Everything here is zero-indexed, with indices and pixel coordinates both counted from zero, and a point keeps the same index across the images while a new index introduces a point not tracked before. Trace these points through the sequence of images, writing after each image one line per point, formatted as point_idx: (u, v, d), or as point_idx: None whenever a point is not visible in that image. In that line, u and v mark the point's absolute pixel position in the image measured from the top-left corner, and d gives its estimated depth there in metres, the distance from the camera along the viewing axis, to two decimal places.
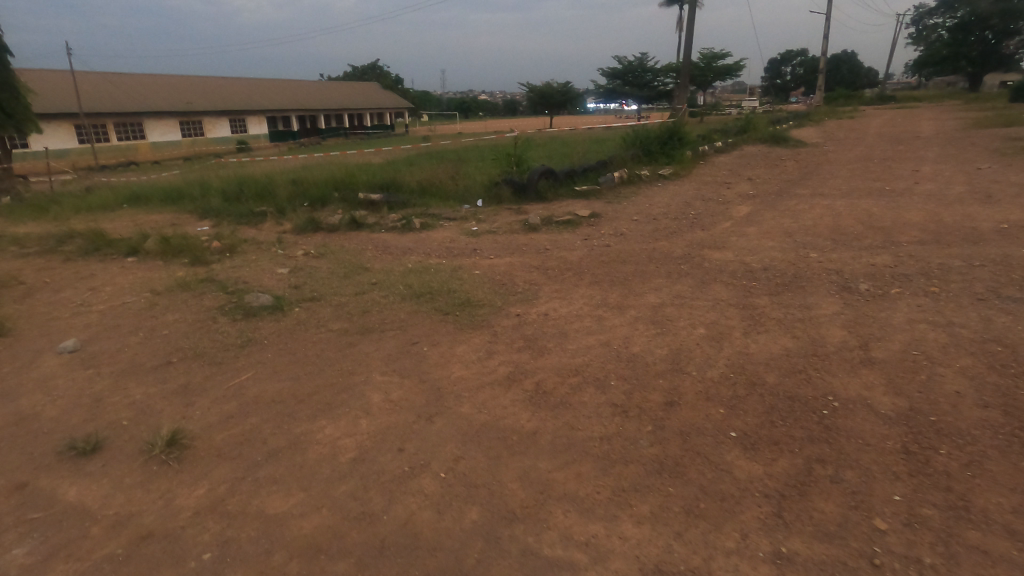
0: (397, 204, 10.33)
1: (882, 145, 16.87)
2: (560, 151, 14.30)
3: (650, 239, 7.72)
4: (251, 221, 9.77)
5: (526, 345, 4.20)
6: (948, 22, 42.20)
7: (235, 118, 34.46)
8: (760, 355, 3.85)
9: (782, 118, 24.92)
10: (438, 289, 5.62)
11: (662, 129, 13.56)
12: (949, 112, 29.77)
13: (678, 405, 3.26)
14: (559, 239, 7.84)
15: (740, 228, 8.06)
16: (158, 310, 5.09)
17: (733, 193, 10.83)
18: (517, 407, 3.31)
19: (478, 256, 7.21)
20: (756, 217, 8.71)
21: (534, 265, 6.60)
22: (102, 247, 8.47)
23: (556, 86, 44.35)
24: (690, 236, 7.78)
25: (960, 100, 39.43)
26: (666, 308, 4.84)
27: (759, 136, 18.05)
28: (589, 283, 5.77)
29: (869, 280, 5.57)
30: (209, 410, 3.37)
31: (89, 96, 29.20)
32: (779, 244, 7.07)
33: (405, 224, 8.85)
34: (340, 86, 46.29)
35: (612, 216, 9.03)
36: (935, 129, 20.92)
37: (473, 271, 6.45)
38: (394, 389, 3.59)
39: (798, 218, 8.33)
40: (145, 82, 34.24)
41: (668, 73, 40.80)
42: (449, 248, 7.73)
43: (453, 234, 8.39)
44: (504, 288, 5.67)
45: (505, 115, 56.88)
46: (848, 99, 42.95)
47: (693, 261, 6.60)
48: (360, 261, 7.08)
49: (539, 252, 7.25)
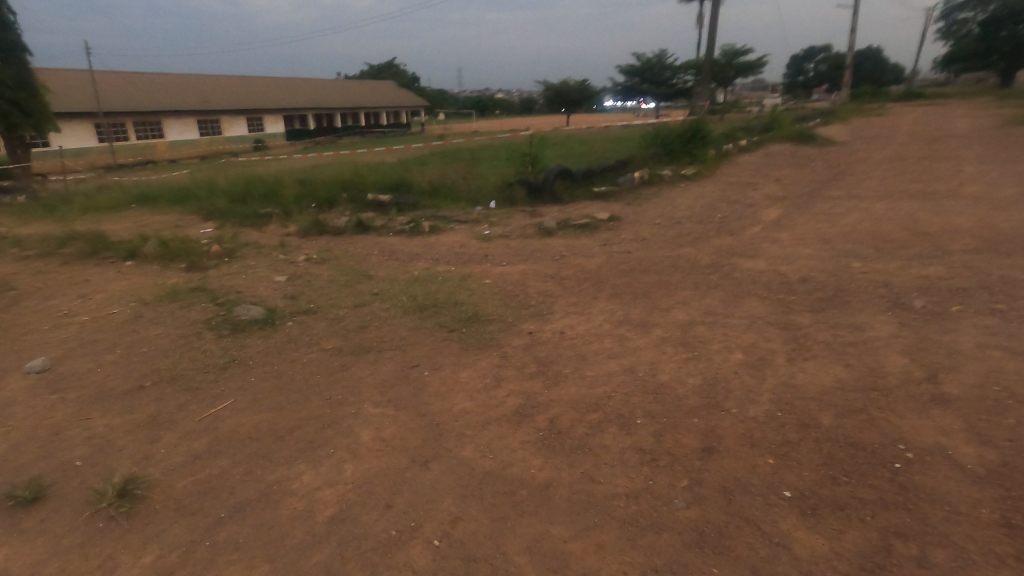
0: (407, 205, 9.92)
1: (916, 144, 16.05)
2: (577, 150, 13.79)
3: (673, 245, 7.19)
4: (255, 223, 9.43)
5: (538, 371, 3.72)
6: (978, 16, 40.73)
7: (251, 117, 34.44)
8: (810, 388, 3.32)
9: (807, 115, 24.09)
10: (444, 301, 5.16)
11: (684, 128, 12.97)
12: (984, 109, 28.54)
13: (717, 453, 2.76)
14: (576, 245, 7.35)
15: (771, 234, 7.49)
16: (140, 323, 4.72)
17: (760, 195, 10.23)
18: (527, 452, 2.84)
19: (489, 263, 6.75)
20: (787, 221, 8.12)
21: (548, 274, 6.12)
22: (102, 250, 8.18)
23: (573, 83, 43.63)
24: (717, 242, 7.23)
25: (992, 96, 38.03)
26: (696, 327, 4.33)
27: (784, 134, 17.33)
28: (609, 296, 5.26)
29: (923, 294, 5.00)
30: (175, 448, 2.95)
31: (107, 95, 29.37)
32: (816, 252, 6.49)
33: (413, 228, 8.43)
34: (356, 85, 46.16)
35: (632, 220, 8.50)
36: (971, 126, 19.97)
37: (483, 281, 5.99)
38: (387, 425, 3.14)
39: (835, 222, 7.73)
40: (163, 81, 34.38)
41: (687, 69, 39.91)
42: (459, 253, 7.28)
43: (463, 239, 7.94)
44: (515, 301, 5.19)
45: (520, 114, 56.49)
46: (873, 96, 41.67)
47: (721, 270, 6.07)
48: (363, 268, 6.66)
49: (555, 259, 6.76)
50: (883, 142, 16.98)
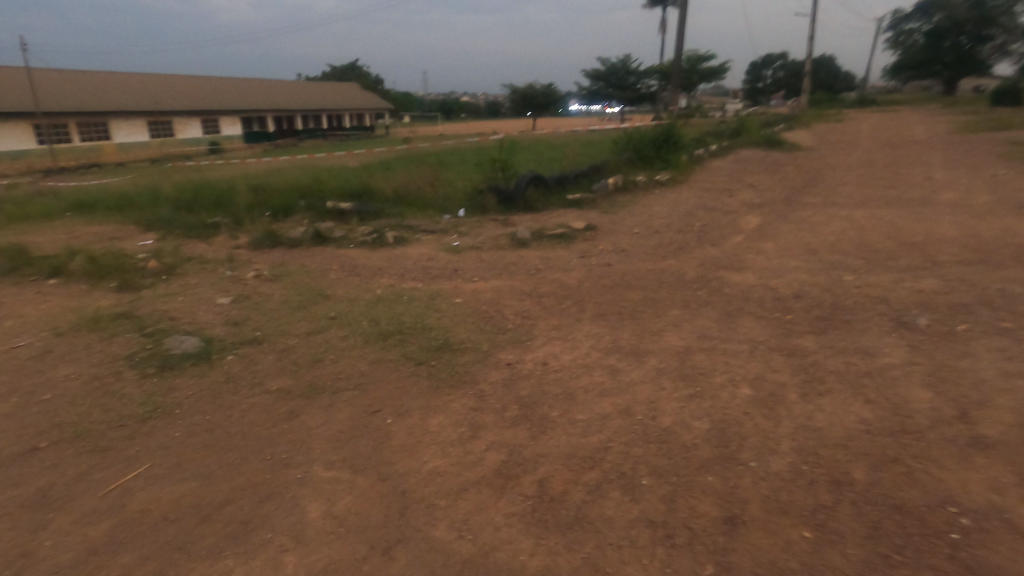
0: (370, 214, 9.29)
1: (878, 150, 16.27)
2: (547, 155, 13.37)
3: (655, 257, 6.79)
4: (202, 234, 8.64)
5: (522, 415, 3.21)
6: (924, 27, 42.38)
7: (206, 118, 32.93)
8: (834, 432, 2.91)
9: (772, 120, 24.38)
10: (411, 326, 4.61)
11: (657, 132, 12.70)
12: (936, 115, 29.57)
13: (741, 526, 2.31)
14: (552, 257, 6.89)
15: (754, 244, 7.20)
16: (48, 361, 3.99)
17: (737, 202, 10.00)
18: (515, 530, 2.33)
19: (460, 279, 6.22)
20: (768, 230, 7.84)
21: (525, 291, 5.62)
22: (22, 266, 7.29)
23: (539, 86, 43.46)
24: (699, 253, 6.88)
25: (940, 103, 39.61)
26: (693, 355, 3.89)
27: (753, 138, 17.35)
28: (593, 317, 4.80)
29: (925, 311, 4.71)
30: (66, 540, 2.33)
31: (47, 95, 27.56)
32: (804, 264, 6.19)
33: (376, 239, 7.81)
34: (317, 86, 44.85)
35: (609, 229, 8.09)
36: (928, 133, 20.48)
37: (453, 300, 5.45)
38: (342, 495, 2.57)
39: (817, 231, 7.49)
40: (109, 80, 32.52)
41: (653, 74, 40.21)
42: (427, 267, 6.72)
43: (430, 251, 7.37)
44: (490, 325, 4.67)
45: (486, 117, 56.08)
46: (830, 102, 42.89)
47: (709, 285, 5.70)
48: (320, 286, 6.03)
49: (530, 274, 6.27)
50: (848, 148, 17.16)
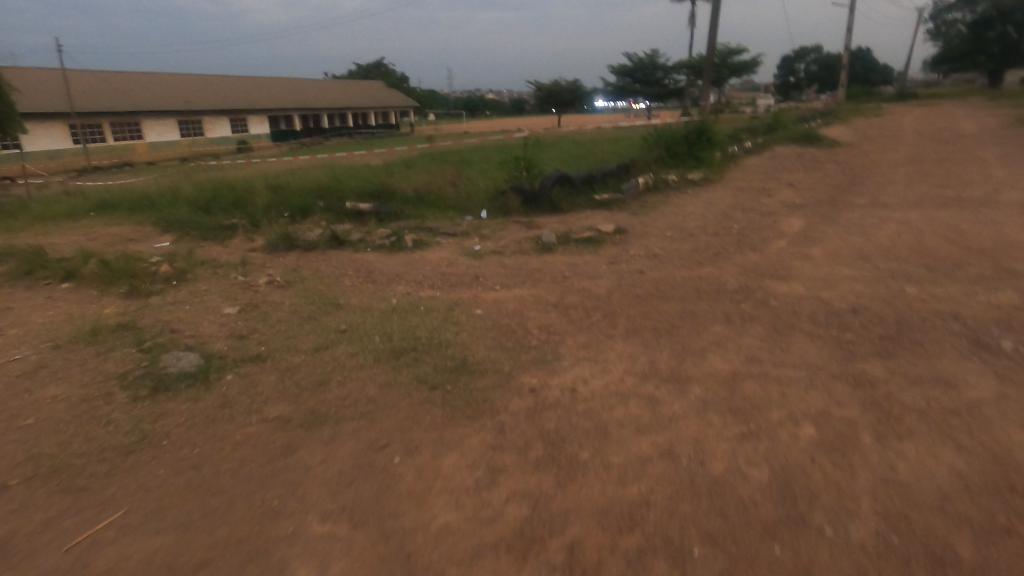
0: (389, 215, 8.98)
1: (925, 146, 15.35)
2: (572, 153, 12.89)
3: (690, 264, 6.30)
4: (218, 235, 8.44)
5: (548, 455, 2.80)
6: (968, 16, 40.45)
7: (234, 117, 33.23)
8: (922, 489, 2.44)
9: (808, 115, 23.41)
10: (426, 343, 4.23)
11: (689, 128, 12.12)
12: (983, 108, 28.12)
13: None
14: (579, 263, 6.46)
15: (799, 249, 6.65)
16: (38, 378, 3.72)
17: (776, 202, 9.40)
18: None
19: (481, 286, 5.84)
20: (814, 233, 7.26)
21: (551, 302, 5.20)
22: (37, 269, 7.15)
23: (564, 82, 42.86)
24: (740, 259, 6.37)
25: (985, 96, 37.75)
26: (743, 382, 3.42)
27: (790, 134, 16.57)
28: (626, 334, 4.35)
29: (1006, 330, 4.15)
30: None
31: (81, 95, 28.10)
32: (858, 273, 5.64)
33: (394, 242, 7.47)
34: (343, 84, 45.01)
35: (640, 232, 7.61)
36: (977, 127, 19.34)
37: (473, 311, 5.06)
38: (339, 558, 2.21)
39: (869, 235, 6.90)
40: (141, 80, 33.04)
41: (681, 68, 39.22)
42: (446, 273, 6.36)
43: (450, 255, 7.00)
44: (513, 341, 4.27)
45: (510, 114, 55.70)
46: (866, 95, 41.24)
47: (753, 295, 5.20)
48: (333, 295, 5.71)
49: (556, 282, 5.85)
50: (892, 143, 16.25)
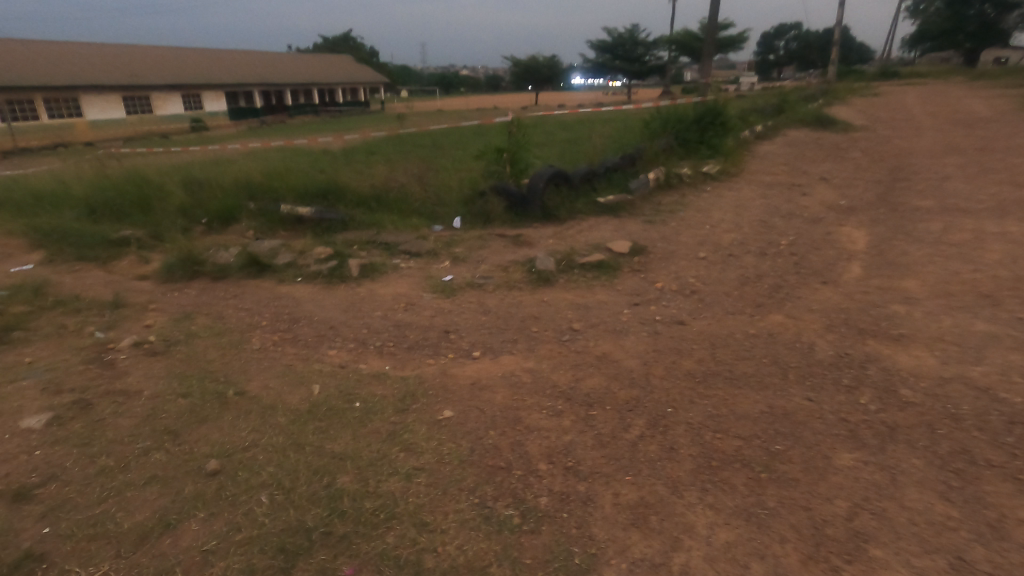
0: (336, 224, 6.98)
1: (948, 130, 13.79)
2: (562, 141, 10.98)
3: (747, 309, 4.52)
4: (104, 255, 6.35)
5: None
6: None
7: (186, 93, 30.08)
8: None
9: (808, 94, 21.76)
10: (351, 518, 2.36)
11: (701, 109, 10.23)
12: (977, 89, 27.06)
13: None
14: (592, 305, 4.62)
15: (887, 281, 4.92)
16: None
17: (817, 203, 7.69)
18: None
19: (452, 353, 3.97)
20: (893, 254, 5.54)
21: (561, 394, 3.36)
22: None
23: (543, 59, 40.66)
24: (813, 300, 4.61)
25: (972, 74, 36.78)
26: None
27: (801, 115, 14.87)
28: (700, 483, 2.54)
29: None
30: None
31: (8, 66, 24.72)
32: (998, 328, 3.93)
33: (333, 268, 5.47)
34: (307, 59, 41.80)
35: (664, 252, 5.79)
36: (990, 109, 17.93)
37: (439, 413, 3.17)
38: None
39: (971, 258, 5.21)
40: (80, 52, 29.57)
41: (666, 45, 37.21)
42: (404, 323, 4.44)
43: (411, 291, 5.06)
44: (509, 510, 2.42)
45: (486, 91, 53.38)
46: (853, 73, 39.87)
47: (865, 376, 3.43)
48: (226, 370, 3.76)
49: (564, 345, 4.01)
50: (911, 127, 14.71)
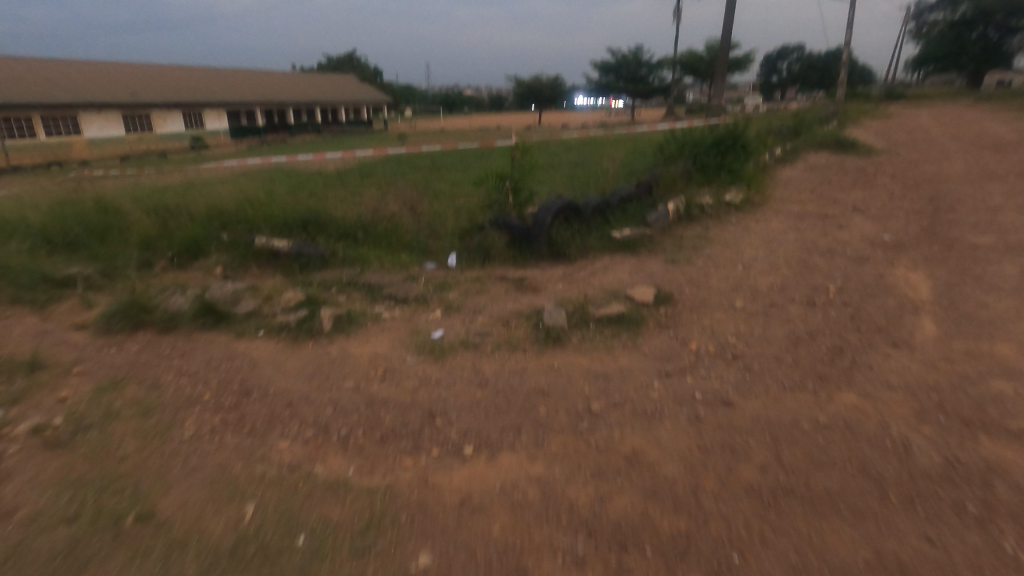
0: (315, 260, 6.12)
1: (978, 155, 12.98)
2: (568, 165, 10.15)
3: (809, 382, 3.61)
4: (44, 297, 5.49)
5: None
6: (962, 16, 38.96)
7: (186, 112, 29.57)
8: None
9: (821, 115, 21.04)
10: None
11: (721, 131, 9.40)
12: (991, 111, 26.39)
13: None
14: (614, 375, 3.72)
15: (974, 343, 4.02)
16: None
17: (859, 238, 6.81)
18: None
19: (436, 448, 3.06)
20: (969, 306, 4.64)
21: (582, 525, 2.45)
22: None
23: (547, 79, 40.31)
24: (889, 369, 3.71)
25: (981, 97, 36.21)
26: None
27: (820, 137, 14.10)
28: None
29: None
30: None
31: (6, 84, 24.25)
32: None
33: (302, 319, 4.59)
34: (310, 78, 41.55)
35: (694, 300, 4.90)
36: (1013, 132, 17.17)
37: (410, 562, 2.27)
38: None
39: None
40: (80, 70, 29.20)
41: (671, 66, 36.80)
42: (379, 400, 3.54)
43: (392, 351, 4.16)
44: None
45: (489, 111, 53.15)
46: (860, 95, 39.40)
47: (996, 499, 2.52)
48: (140, 473, 2.87)
49: (582, 437, 3.10)
50: (936, 150, 13.91)
